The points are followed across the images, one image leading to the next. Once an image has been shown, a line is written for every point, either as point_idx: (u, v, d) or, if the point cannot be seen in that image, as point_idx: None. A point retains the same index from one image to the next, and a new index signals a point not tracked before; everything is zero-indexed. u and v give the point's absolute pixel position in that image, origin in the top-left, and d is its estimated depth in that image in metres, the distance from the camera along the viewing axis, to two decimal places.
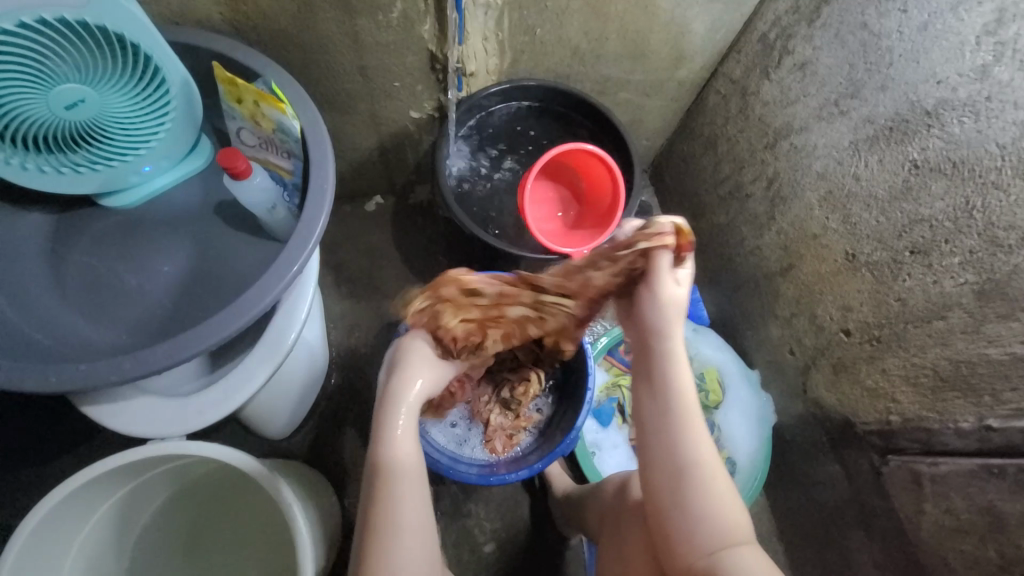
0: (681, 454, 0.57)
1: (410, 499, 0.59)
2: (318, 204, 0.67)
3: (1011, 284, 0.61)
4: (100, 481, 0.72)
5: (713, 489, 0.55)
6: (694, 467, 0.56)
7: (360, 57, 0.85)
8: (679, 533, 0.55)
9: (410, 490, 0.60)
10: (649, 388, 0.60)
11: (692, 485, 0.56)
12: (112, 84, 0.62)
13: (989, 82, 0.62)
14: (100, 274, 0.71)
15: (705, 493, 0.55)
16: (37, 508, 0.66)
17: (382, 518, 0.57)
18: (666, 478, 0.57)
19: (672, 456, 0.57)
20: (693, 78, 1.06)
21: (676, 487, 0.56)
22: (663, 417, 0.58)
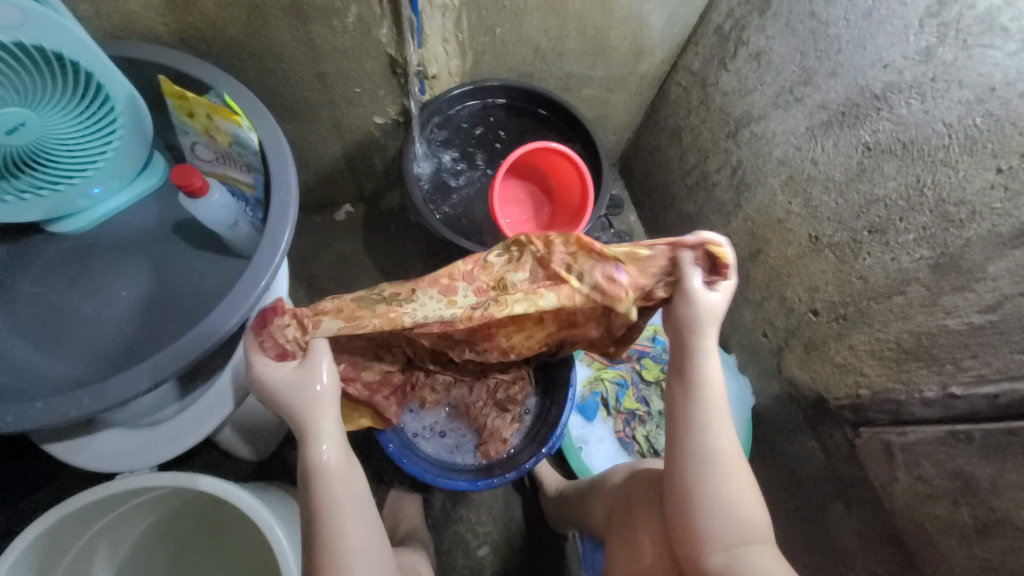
0: (709, 457, 0.60)
1: (355, 526, 0.55)
2: (282, 216, 0.65)
3: (964, 257, 0.64)
4: (69, 521, 0.68)
5: (736, 491, 0.60)
6: (720, 469, 0.60)
7: (317, 64, 0.83)
8: (703, 528, 0.59)
9: (357, 517, 0.56)
10: (687, 388, 0.62)
11: (719, 486, 0.59)
12: (54, 105, 0.58)
13: (934, 64, 0.64)
14: (54, 305, 0.68)
15: (728, 493, 0.59)
16: (2, 558, 0.62)
17: (329, 549, 0.54)
18: (694, 478, 0.60)
19: (702, 458, 0.60)
20: (654, 71, 1.08)
21: (703, 487, 0.59)
22: (691, 412, 0.61)
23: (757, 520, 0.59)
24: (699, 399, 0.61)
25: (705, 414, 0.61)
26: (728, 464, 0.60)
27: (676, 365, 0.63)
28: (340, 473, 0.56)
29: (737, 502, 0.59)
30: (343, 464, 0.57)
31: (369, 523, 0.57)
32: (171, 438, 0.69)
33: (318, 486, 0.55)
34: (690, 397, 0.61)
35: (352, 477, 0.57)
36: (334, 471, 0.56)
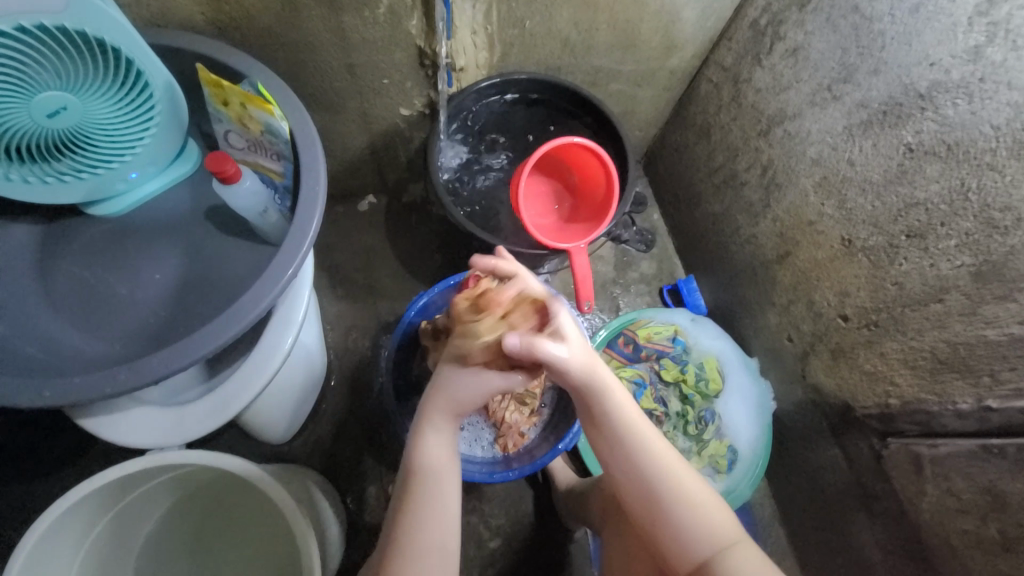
0: (648, 481, 0.58)
1: (439, 508, 0.58)
2: (311, 206, 0.66)
3: (1009, 266, 0.61)
4: (100, 494, 0.70)
5: (693, 500, 0.58)
6: (671, 486, 0.58)
7: (347, 55, 0.83)
8: (672, 549, 0.58)
9: (437, 500, 0.58)
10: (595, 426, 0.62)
11: (674, 505, 0.58)
12: (94, 90, 0.60)
13: (982, 64, 0.61)
14: (92, 286, 0.70)
15: (687, 506, 0.57)
16: (35, 526, 0.64)
17: (406, 535, 0.57)
18: (647, 504, 0.58)
19: (646, 481, 0.58)
20: (685, 66, 1.05)
21: (655, 511, 0.58)
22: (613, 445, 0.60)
23: (725, 525, 0.58)
24: (614, 429, 0.60)
25: (627, 434, 0.60)
26: (672, 476, 0.59)
27: (580, 401, 0.61)
28: (439, 459, 0.60)
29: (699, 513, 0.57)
30: (439, 449, 0.61)
31: (447, 515, 0.59)
32: (198, 421, 0.70)
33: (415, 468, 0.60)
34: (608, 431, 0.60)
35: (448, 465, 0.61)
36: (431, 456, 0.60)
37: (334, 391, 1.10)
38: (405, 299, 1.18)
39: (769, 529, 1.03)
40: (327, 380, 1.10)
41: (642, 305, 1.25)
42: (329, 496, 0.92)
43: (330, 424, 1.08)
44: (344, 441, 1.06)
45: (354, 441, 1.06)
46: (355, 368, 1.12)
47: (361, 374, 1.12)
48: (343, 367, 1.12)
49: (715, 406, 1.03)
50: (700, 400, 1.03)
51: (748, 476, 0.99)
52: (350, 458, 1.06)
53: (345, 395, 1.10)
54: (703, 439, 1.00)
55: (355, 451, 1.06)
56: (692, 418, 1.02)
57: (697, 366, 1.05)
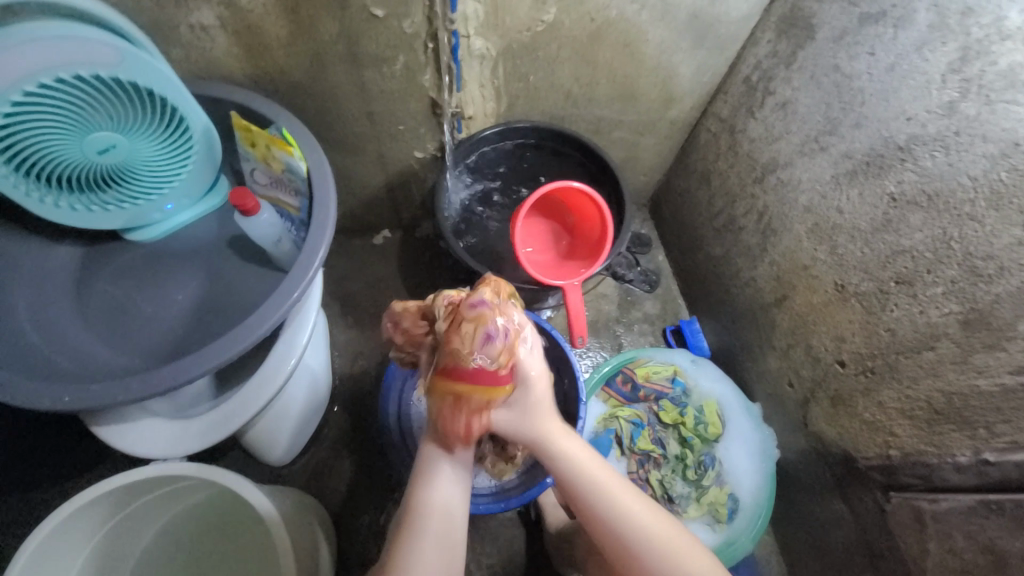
0: (629, 537, 0.61)
1: (433, 556, 0.59)
2: (319, 235, 0.72)
3: (994, 314, 0.61)
4: (107, 500, 0.73)
5: (674, 555, 0.61)
6: (645, 544, 0.61)
7: (367, 104, 0.92)
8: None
9: (440, 557, 0.59)
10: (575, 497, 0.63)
11: (659, 566, 0.60)
12: (141, 131, 0.69)
13: (958, 118, 0.63)
14: (122, 303, 0.77)
15: (666, 562, 0.60)
16: (43, 524, 0.67)
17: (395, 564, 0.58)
18: (626, 559, 0.61)
19: (622, 542, 0.61)
20: (684, 117, 1.11)
21: (643, 570, 0.61)
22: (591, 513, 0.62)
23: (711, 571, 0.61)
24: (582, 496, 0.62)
25: (597, 497, 0.62)
26: (650, 530, 0.61)
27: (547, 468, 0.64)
28: (445, 501, 0.61)
29: (677, 561, 0.60)
30: (444, 485, 0.62)
31: (458, 550, 0.61)
32: (204, 431, 0.75)
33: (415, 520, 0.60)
34: (580, 495, 0.62)
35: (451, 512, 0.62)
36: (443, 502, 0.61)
37: (337, 417, 1.13)
38: None
39: None
40: (331, 405, 1.13)
41: (646, 344, 1.24)
42: (320, 522, 0.94)
43: (329, 449, 1.10)
44: (341, 467, 1.08)
45: (352, 468, 1.08)
46: (359, 394, 1.15)
47: (364, 402, 1.14)
48: (348, 393, 1.15)
49: (715, 451, 1.02)
50: (699, 444, 1.03)
51: (750, 525, 0.97)
52: (346, 485, 1.07)
53: (347, 421, 1.13)
54: (703, 484, 0.99)
55: (351, 479, 1.07)
56: (692, 461, 1.01)
57: (696, 409, 1.05)
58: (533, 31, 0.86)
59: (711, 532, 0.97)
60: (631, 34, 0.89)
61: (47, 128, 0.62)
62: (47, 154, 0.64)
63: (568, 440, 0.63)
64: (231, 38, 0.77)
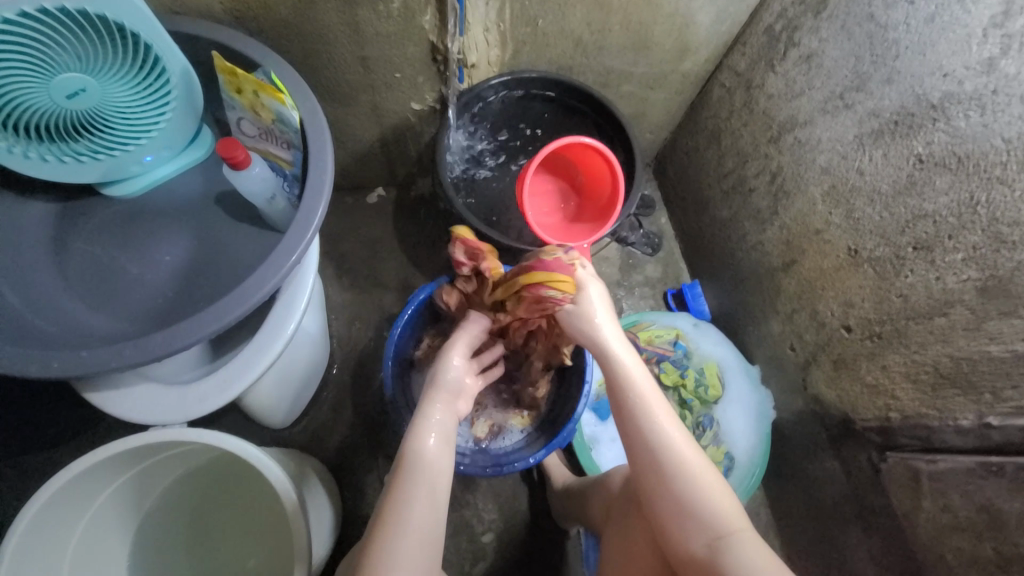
0: (670, 463, 0.61)
1: (431, 493, 0.61)
2: (317, 194, 0.67)
3: (1014, 282, 0.60)
4: (111, 463, 0.71)
5: (699, 477, 0.60)
6: (674, 460, 0.61)
7: (361, 48, 0.84)
8: (671, 521, 0.60)
9: (433, 496, 0.61)
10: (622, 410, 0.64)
11: (682, 486, 0.60)
12: (112, 74, 0.62)
13: (996, 76, 0.60)
14: (105, 265, 0.72)
15: (690, 485, 0.60)
16: (48, 485, 0.65)
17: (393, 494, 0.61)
18: (652, 474, 0.61)
19: (652, 454, 0.61)
20: (698, 70, 1.05)
21: (666, 489, 0.60)
22: (638, 430, 0.63)
23: (733, 510, 0.59)
24: (629, 408, 0.64)
25: (645, 412, 0.63)
26: (680, 449, 0.61)
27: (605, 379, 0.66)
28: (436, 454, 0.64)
29: (701, 488, 0.60)
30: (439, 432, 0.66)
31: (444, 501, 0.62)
32: (198, 397, 0.71)
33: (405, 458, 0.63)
34: (624, 400, 0.64)
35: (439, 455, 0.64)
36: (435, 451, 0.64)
37: (336, 379, 1.11)
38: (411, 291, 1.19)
39: (764, 538, 1.04)
40: (330, 368, 1.12)
41: (647, 308, 1.23)
42: (325, 483, 0.94)
43: (330, 412, 1.09)
44: (342, 429, 1.08)
45: (354, 429, 1.08)
46: (357, 357, 1.13)
47: (363, 365, 1.13)
48: (346, 356, 1.13)
49: (714, 412, 1.04)
50: (698, 406, 1.05)
51: (744, 483, 0.99)
52: (348, 446, 1.07)
53: (346, 384, 1.11)
54: (701, 444, 1.02)
55: (353, 440, 1.08)
56: (690, 422, 1.04)
57: (697, 371, 1.07)
58: None
59: None
60: None
61: (11, 69, 0.56)
62: (10, 98, 0.58)
63: (622, 348, 0.67)
64: None
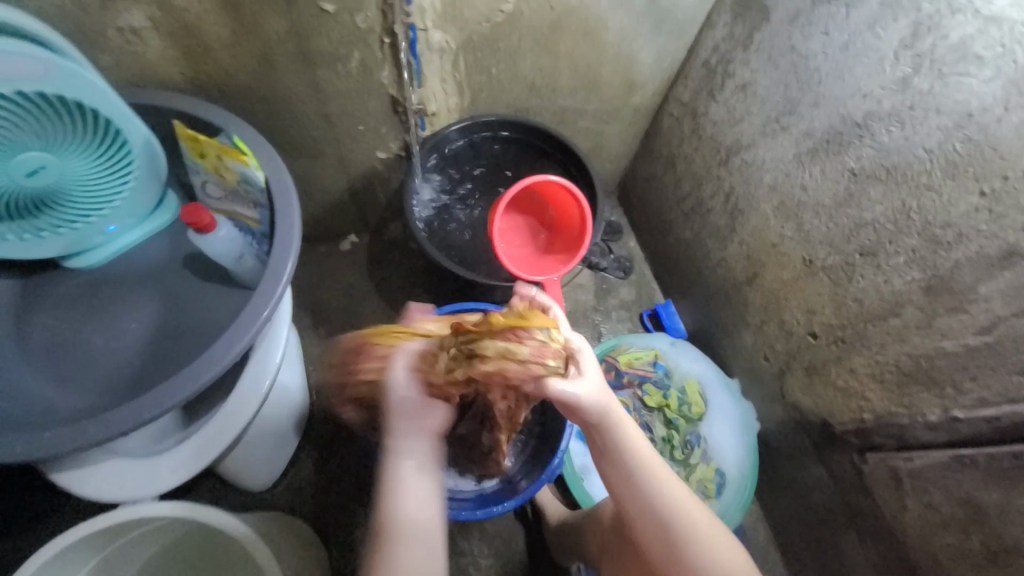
0: (668, 519, 0.59)
1: (414, 566, 0.55)
2: (285, 249, 0.68)
3: (954, 279, 0.64)
4: (81, 547, 0.68)
5: (698, 529, 0.59)
6: (683, 528, 0.59)
7: (323, 105, 0.88)
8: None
9: (421, 568, 0.55)
10: (614, 467, 0.61)
11: (685, 547, 0.59)
12: (72, 148, 0.63)
13: (911, 92, 0.66)
14: (68, 340, 0.70)
15: (695, 542, 0.59)
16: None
17: (379, 574, 0.55)
18: (654, 535, 0.60)
19: (657, 515, 0.59)
20: (647, 103, 1.11)
21: (669, 548, 0.59)
22: (631, 483, 0.60)
23: (735, 557, 0.59)
24: (628, 465, 0.60)
25: (632, 465, 0.60)
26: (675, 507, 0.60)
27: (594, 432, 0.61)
28: (418, 508, 0.57)
29: (707, 550, 0.59)
30: (416, 499, 0.57)
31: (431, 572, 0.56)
32: (175, 467, 0.69)
33: (387, 529, 0.56)
34: (615, 457, 0.60)
35: (426, 509, 0.57)
36: (414, 512, 0.57)
37: (318, 433, 1.09)
38: None
39: (765, 554, 1.03)
40: (310, 422, 1.09)
41: (624, 330, 1.25)
42: (311, 544, 0.90)
43: (313, 467, 1.06)
44: (327, 484, 1.05)
45: (338, 483, 1.05)
46: (337, 408, 1.11)
47: None
48: (326, 407, 1.11)
49: (700, 429, 1.05)
50: (684, 424, 1.06)
51: (738, 498, 0.99)
52: (334, 502, 1.03)
53: (329, 436, 1.09)
54: (689, 462, 1.03)
55: (338, 495, 1.04)
56: (678, 442, 1.05)
57: (679, 390, 1.08)
58: (492, 22, 0.84)
59: None
60: (591, 22, 0.88)
61: None
62: None
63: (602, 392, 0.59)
64: (166, 40, 0.71)
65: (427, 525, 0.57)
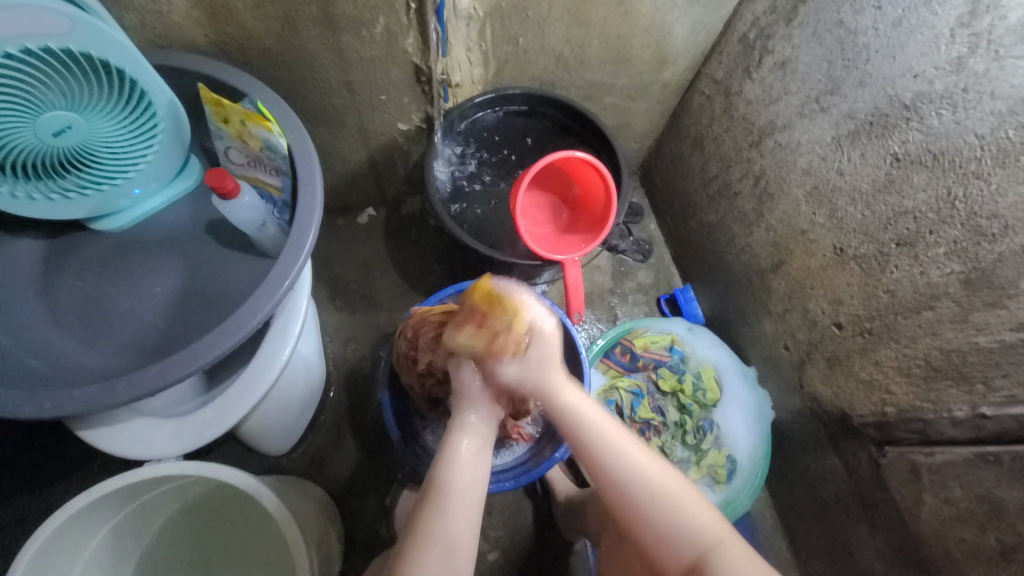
0: (636, 489, 0.57)
1: (465, 521, 0.57)
2: (308, 218, 0.68)
3: (997, 273, 0.62)
4: (109, 500, 0.70)
5: (670, 495, 0.57)
6: (653, 495, 0.57)
7: (346, 73, 0.86)
8: (660, 553, 0.58)
9: (461, 531, 0.57)
10: (579, 447, 0.59)
11: (657, 515, 0.57)
12: (98, 109, 0.63)
13: (966, 74, 0.62)
14: (95, 300, 0.71)
15: (666, 510, 0.57)
16: (46, 524, 0.64)
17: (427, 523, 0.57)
18: (628, 507, 0.58)
19: (626, 489, 0.57)
20: (678, 79, 1.07)
21: (641, 519, 0.57)
22: (596, 461, 0.58)
23: (712, 524, 0.58)
24: (591, 447, 0.58)
25: (594, 441, 0.58)
26: (644, 475, 0.57)
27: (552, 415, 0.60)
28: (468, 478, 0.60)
29: (680, 514, 0.57)
30: (473, 463, 0.60)
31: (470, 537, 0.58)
32: (196, 430, 0.71)
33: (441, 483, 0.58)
34: (575, 437, 0.59)
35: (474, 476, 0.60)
36: (470, 475, 0.60)
37: (334, 402, 1.11)
38: (405, 310, 1.19)
39: (770, 540, 1.04)
40: (326, 391, 1.11)
41: (641, 314, 1.24)
42: (326, 508, 0.93)
43: (328, 435, 1.08)
44: (341, 452, 1.07)
45: (352, 452, 1.07)
46: (353, 380, 1.13)
47: (359, 386, 1.12)
48: (342, 378, 1.12)
49: (713, 416, 1.04)
50: (697, 410, 1.05)
51: (747, 485, 0.99)
52: (348, 470, 1.06)
53: (344, 406, 1.10)
54: (701, 448, 1.02)
55: (352, 463, 1.06)
56: (690, 427, 1.04)
57: (694, 375, 1.07)
58: None
59: (710, 493, 1.00)
60: None
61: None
62: None
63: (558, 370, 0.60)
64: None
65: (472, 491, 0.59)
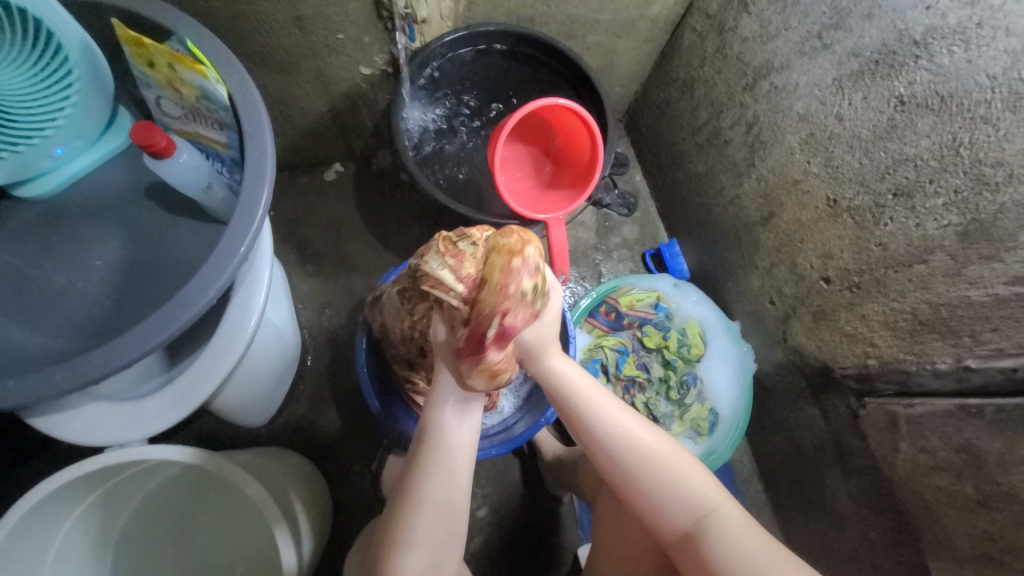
0: (638, 465, 0.59)
1: (453, 479, 0.58)
2: (258, 178, 0.60)
3: (995, 225, 0.59)
4: (76, 486, 0.67)
5: (669, 470, 0.59)
6: (653, 471, 0.59)
7: (294, 7, 0.75)
8: (658, 522, 0.59)
9: (450, 480, 0.57)
10: (583, 432, 0.60)
11: (656, 490, 0.59)
12: (1, 56, 0.55)
13: (982, 6, 0.57)
14: (26, 277, 0.64)
15: (668, 488, 0.58)
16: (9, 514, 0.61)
17: (411, 490, 0.57)
18: (629, 488, 0.59)
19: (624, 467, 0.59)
20: (667, 14, 0.97)
21: (642, 494, 0.59)
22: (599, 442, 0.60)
23: (710, 491, 0.59)
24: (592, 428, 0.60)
25: (600, 426, 0.60)
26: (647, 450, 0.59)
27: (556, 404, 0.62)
28: (455, 427, 0.59)
29: (677, 488, 0.58)
30: (459, 419, 0.59)
31: (464, 484, 0.59)
32: (157, 411, 0.66)
33: (426, 447, 0.58)
34: (576, 421, 0.61)
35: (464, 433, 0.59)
36: (455, 434, 0.59)
37: (312, 371, 1.07)
38: (380, 273, 1.13)
39: (749, 485, 1.08)
40: (304, 359, 1.07)
41: (626, 271, 1.20)
42: (310, 476, 0.92)
43: (308, 404, 1.05)
44: (323, 419, 1.05)
45: (335, 419, 1.05)
46: (331, 347, 1.08)
47: (337, 354, 1.08)
48: (319, 346, 1.08)
49: (697, 370, 1.04)
50: (682, 365, 1.04)
51: (729, 436, 1.00)
52: (331, 438, 1.04)
53: (323, 375, 1.07)
54: (685, 402, 1.02)
55: (335, 430, 1.04)
56: (674, 382, 1.03)
57: (679, 331, 1.06)
58: None
59: (693, 445, 1.01)
60: None
61: None
62: None
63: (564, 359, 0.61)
64: None
65: (459, 445, 0.59)
